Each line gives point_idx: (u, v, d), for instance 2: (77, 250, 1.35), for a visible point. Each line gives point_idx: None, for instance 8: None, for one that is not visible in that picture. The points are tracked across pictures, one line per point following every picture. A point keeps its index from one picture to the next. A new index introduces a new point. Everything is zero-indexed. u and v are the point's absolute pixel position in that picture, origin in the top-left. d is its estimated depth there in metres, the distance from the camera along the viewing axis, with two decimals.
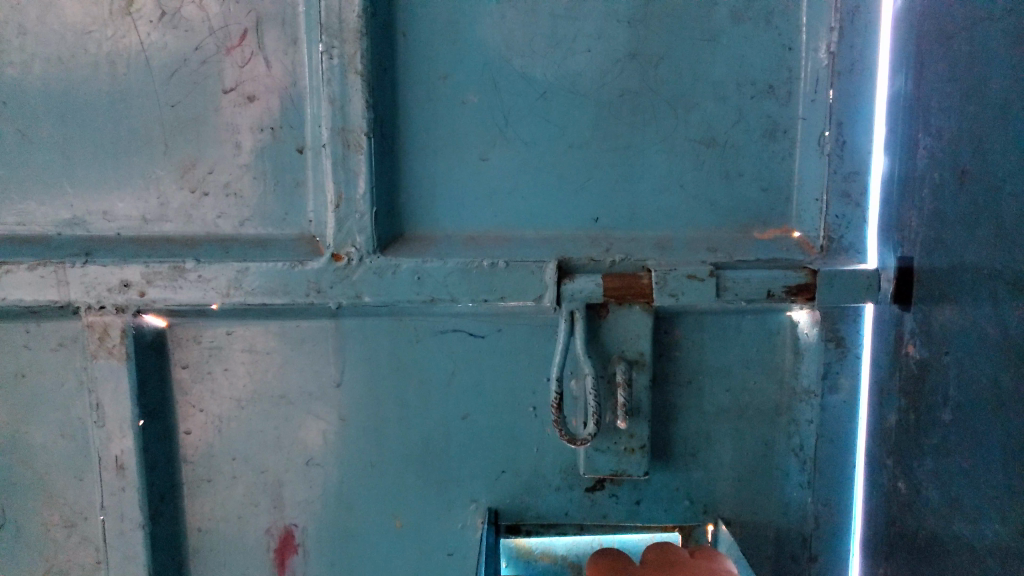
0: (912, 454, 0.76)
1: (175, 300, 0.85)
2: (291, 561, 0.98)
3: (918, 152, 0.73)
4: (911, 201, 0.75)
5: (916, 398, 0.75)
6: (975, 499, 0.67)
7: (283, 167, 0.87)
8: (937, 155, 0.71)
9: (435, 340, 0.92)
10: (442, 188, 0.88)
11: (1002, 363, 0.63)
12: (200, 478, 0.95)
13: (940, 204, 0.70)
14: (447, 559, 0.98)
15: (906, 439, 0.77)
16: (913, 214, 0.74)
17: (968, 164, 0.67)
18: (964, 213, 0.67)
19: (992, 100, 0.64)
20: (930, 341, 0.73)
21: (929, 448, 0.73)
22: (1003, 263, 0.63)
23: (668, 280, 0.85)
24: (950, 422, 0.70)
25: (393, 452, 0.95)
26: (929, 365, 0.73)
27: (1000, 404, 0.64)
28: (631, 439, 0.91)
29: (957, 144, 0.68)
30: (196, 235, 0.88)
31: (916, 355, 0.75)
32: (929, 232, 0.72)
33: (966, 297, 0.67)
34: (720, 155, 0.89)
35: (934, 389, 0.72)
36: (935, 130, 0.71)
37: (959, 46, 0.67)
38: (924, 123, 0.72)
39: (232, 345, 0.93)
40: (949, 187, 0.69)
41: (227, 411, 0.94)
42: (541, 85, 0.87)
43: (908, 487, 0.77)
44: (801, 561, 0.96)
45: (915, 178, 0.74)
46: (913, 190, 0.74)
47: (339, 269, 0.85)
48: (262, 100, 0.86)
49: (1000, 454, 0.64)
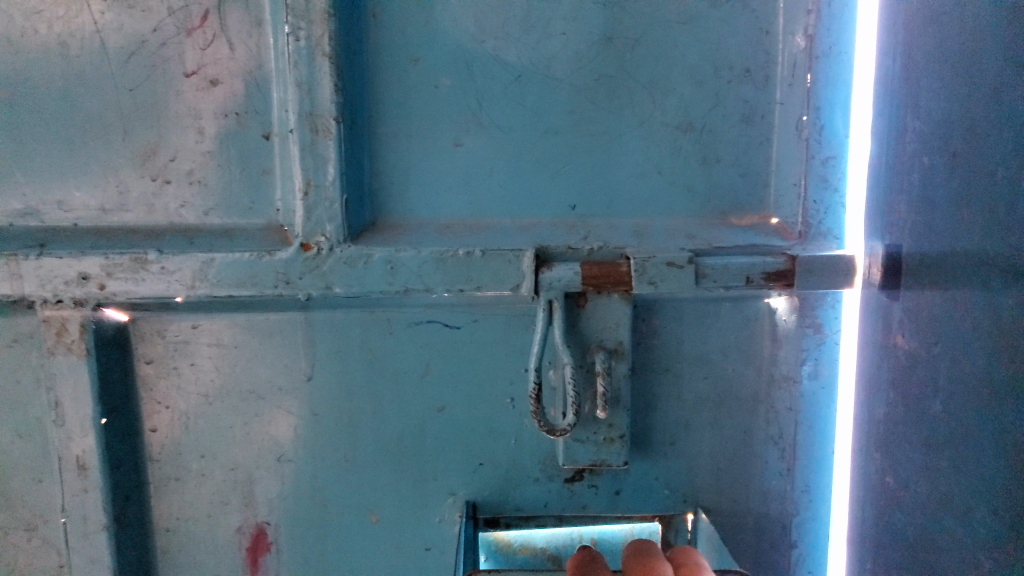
0: (898, 449, 0.72)
1: (137, 293, 0.82)
2: (263, 560, 0.95)
3: (908, 136, 0.69)
4: (902, 187, 0.71)
5: (905, 391, 0.71)
6: (957, 497, 0.62)
7: (248, 154, 0.84)
8: (926, 138, 0.66)
9: (408, 332, 0.90)
10: (415, 175, 0.86)
11: (980, 354, 0.59)
12: (167, 477, 0.92)
13: (929, 189, 0.66)
14: (425, 554, 0.96)
15: (893, 435, 0.73)
16: (903, 201, 0.71)
17: (958, 147, 0.62)
18: (954, 199, 0.62)
19: (982, 79, 0.59)
20: (920, 330, 0.68)
21: (914, 444, 0.69)
22: (986, 249, 0.58)
23: (647, 268, 0.82)
24: (938, 418, 0.65)
25: (367, 447, 0.93)
26: (917, 357, 0.68)
27: (988, 398, 0.58)
28: (611, 429, 0.89)
29: (949, 126, 0.63)
30: (157, 226, 0.85)
31: (906, 347, 0.70)
32: (919, 220, 0.68)
33: (954, 286, 0.62)
34: (698, 140, 0.87)
35: (918, 379, 0.68)
36: (925, 111, 0.66)
37: (948, 21, 0.63)
38: (914, 105, 0.69)
39: (198, 339, 0.89)
40: (941, 171, 0.64)
41: (194, 407, 0.91)
42: (514, 69, 0.84)
43: (894, 482, 0.73)
44: (780, 547, 0.96)
45: (906, 163, 0.70)
46: (904, 176, 0.70)
47: (308, 259, 0.82)
48: (225, 84, 0.82)
49: (971, 448, 0.61)
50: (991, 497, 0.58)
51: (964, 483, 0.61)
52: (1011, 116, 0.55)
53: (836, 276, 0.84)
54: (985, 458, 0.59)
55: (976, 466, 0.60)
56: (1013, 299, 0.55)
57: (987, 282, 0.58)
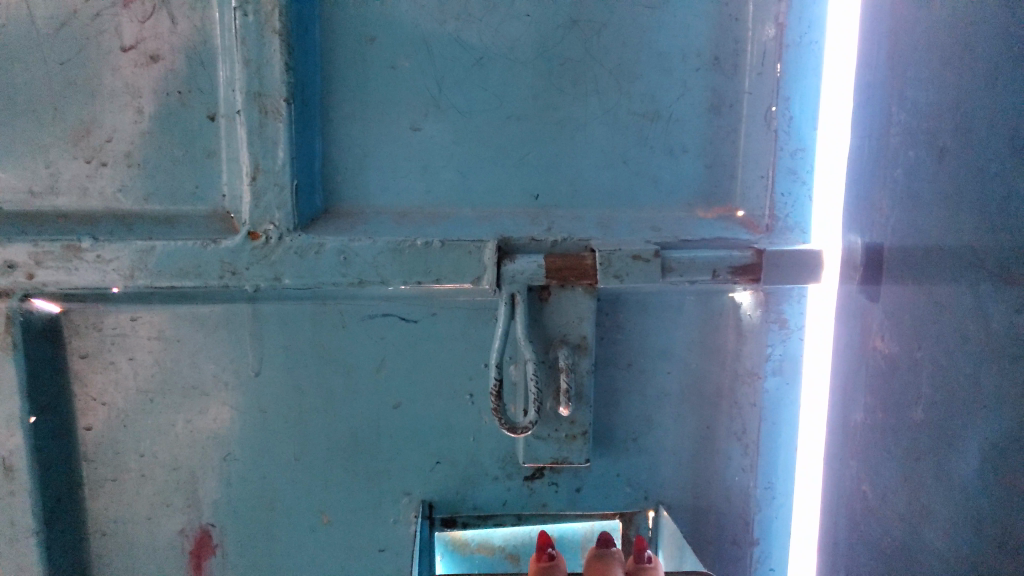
0: (876, 453, 0.70)
1: (70, 283, 0.77)
2: (208, 563, 0.91)
3: (894, 128, 0.68)
4: (885, 181, 0.69)
5: (885, 395, 0.69)
6: (939, 509, 0.61)
7: (192, 135, 0.78)
8: (912, 131, 0.65)
9: (362, 326, 0.86)
10: (372, 161, 0.82)
11: (969, 361, 0.58)
12: (103, 478, 0.87)
13: (914, 184, 0.64)
14: (378, 555, 0.92)
15: (870, 439, 0.72)
16: (886, 196, 0.69)
17: (948, 141, 0.60)
18: (942, 195, 0.61)
19: (975, 71, 0.57)
20: (901, 333, 0.66)
21: (892, 453, 0.67)
22: (978, 250, 0.56)
23: (613, 261, 0.79)
24: (919, 426, 0.64)
25: (318, 446, 0.89)
26: (898, 361, 0.67)
27: (976, 407, 0.57)
28: (573, 426, 0.86)
29: (936, 119, 0.61)
30: (93, 212, 0.79)
31: (887, 350, 0.69)
32: (903, 216, 0.66)
33: (940, 288, 0.61)
34: (665, 130, 0.84)
35: (897, 383, 0.67)
36: (911, 103, 0.65)
37: (938, 11, 0.61)
38: (899, 96, 0.67)
39: (137, 332, 0.84)
40: (928, 166, 0.62)
41: (133, 405, 0.86)
42: (477, 50, 0.80)
43: (871, 489, 0.71)
44: (743, 545, 0.94)
45: (891, 156, 0.68)
46: (887, 170, 0.68)
47: (256, 248, 0.78)
48: (166, 60, 0.77)
49: (959, 455, 0.59)
50: (981, 509, 0.56)
51: (947, 495, 0.60)
52: (1008, 108, 0.54)
53: (804, 270, 0.82)
54: (970, 467, 0.58)
55: (959, 478, 0.59)
56: (1007, 304, 0.53)
57: (978, 286, 0.56)
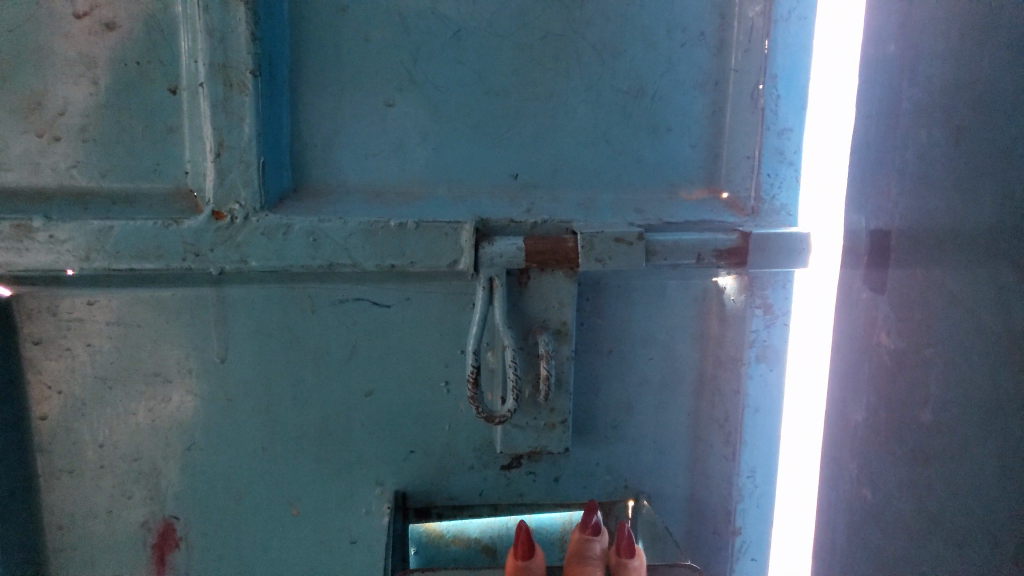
0: (879, 459, 0.69)
1: (21, 265, 0.72)
2: (171, 557, 0.87)
3: (903, 106, 0.65)
4: (891, 164, 0.66)
5: (890, 392, 0.67)
6: (953, 512, 0.59)
7: (152, 109, 0.74)
8: (924, 110, 0.62)
9: (332, 311, 0.82)
10: (342, 137, 0.78)
11: (986, 359, 0.56)
12: (59, 469, 0.83)
13: (927, 169, 0.62)
14: (350, 548, 0.89)
15: (871, 440, 0.70)
16: (893, 180, 0.66)
17: (966, 120, 0.58)
18: (957, 181, 0.58)
19: (997, 50, 0.55)
20: (909, 327, 0.64)
21: (900, 452, 0.65)
22: (999, 241, 0.54)
23: (594, 244, 0.76)
24: (929, 428, 0.62)
25: (288, 435, 0.85)
26: (906, 356, 0.65)
27: (997, 411, 0.55)
28: (552, 414, 0.83)
29: (952, 100, 0.59)
30: (45, 189, 0.74)
31: (893, 344, 0.66)
32: (912, 201, 0.63)
33: (957, 280, 0.59)
34: (649, 108, 0.82)
35: (909, 381, 0.64)
36: (924, 79, 0.62)
37: None
38: (911, 71, 0.64)
39: (95, 318, 0.79)
40: (942, 149, 0.60)
41: (91, 393, 0.81)
42: (454, 22, 0.77)
43: (875, 493, 0.69)
44: (724, 534, 0.93)
45: (899, 138, 0.65)
46: (895, 153, 0.66)
47: (220, 229, 0.74)
48: (123, 28, 0.72)
49: (974, 454, 0.57)
50: (1005, 511, 0.55)
51: (961, 499, 0.58)
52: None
53: (790, 255, 0.80)
54: (987, 472, 0.56)
55: (976, 481, 0.57)
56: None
57: (1000, 279, 0.54)
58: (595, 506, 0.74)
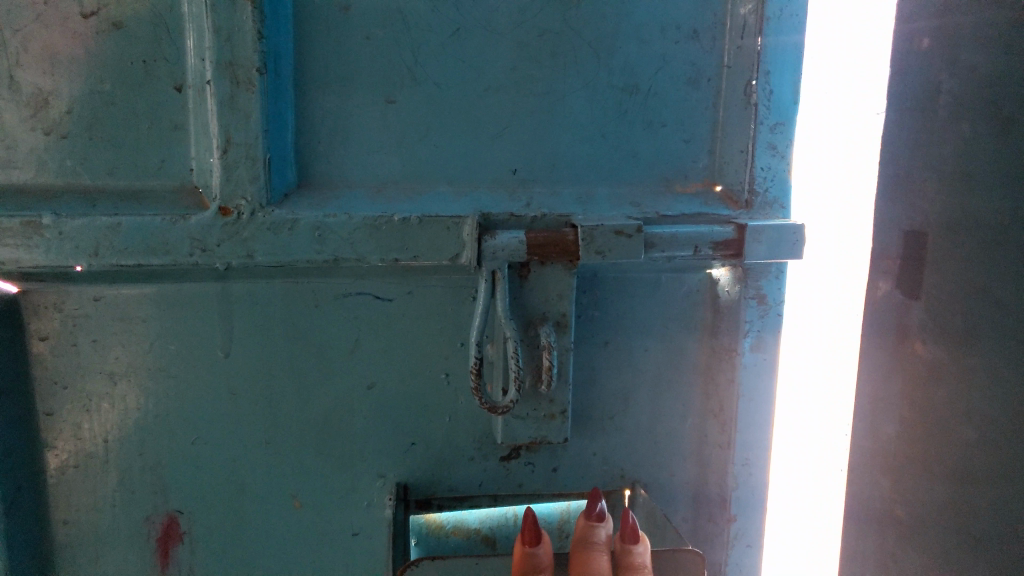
0: (938, 413, 0.83)
1: (30, 261, 0.73)
2: (174, 552, 0.88)
3: (942, 100, 0.80)
4: (931, 150, 0.82)
5: (942, 352, 0.82)
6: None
7: (157, 106, 0.75)
8: (965, 102, 0.78)
9: (336, 306, 0.84)
10: (343, 133, 0.79)
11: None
12: (66, 464, 0.83)
13: (974, 155, 0.77)
14: (351, 540, 0.91)
15: (926, 399, 0.85)
16: (932, 170, 0.82)
17: (1012, 112, 0.73)
18: (1006, 164, 0.74)
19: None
20: (948, 341, 0.81)
21: (960, 400, 0.80)
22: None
23: (595, 237, 0.78)
24: (975, 430, 0.79)
25: (290, 429, 0.86)
26: (945, 364, 0.82)
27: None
28: (552, 405, 0.85)
29: (994, 95, 0.75)
30: (52, 186, 0.75)
31: (931, 355, 0.83)
32: (956, 187, 0.79)
33: (998, 293, 0.75)
34: (642, 104, 0.84)
35: (936, 391, 0.83)
36: (965, 70, 0.77)
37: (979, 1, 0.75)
38: (950, 64, 0.79)
39: (102, 313, 0.80)
40: (987, 137, 0.76)
41: (98, 389, 0.82)
42: (454, 20, 0.79)
43: (944, 448, 0.83)
44: (719, 522, 0.95)
45: (937, 130, 0.81)
46: (936, 141, 0.81)
47: (227, 225, 0.75)
48: (129, 28, 0.73)
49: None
50: None
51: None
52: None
53: (786, 245, 0.83)
54: (974, 448, 0.79)
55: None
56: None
57: None
58: (600, 493, 0.75)
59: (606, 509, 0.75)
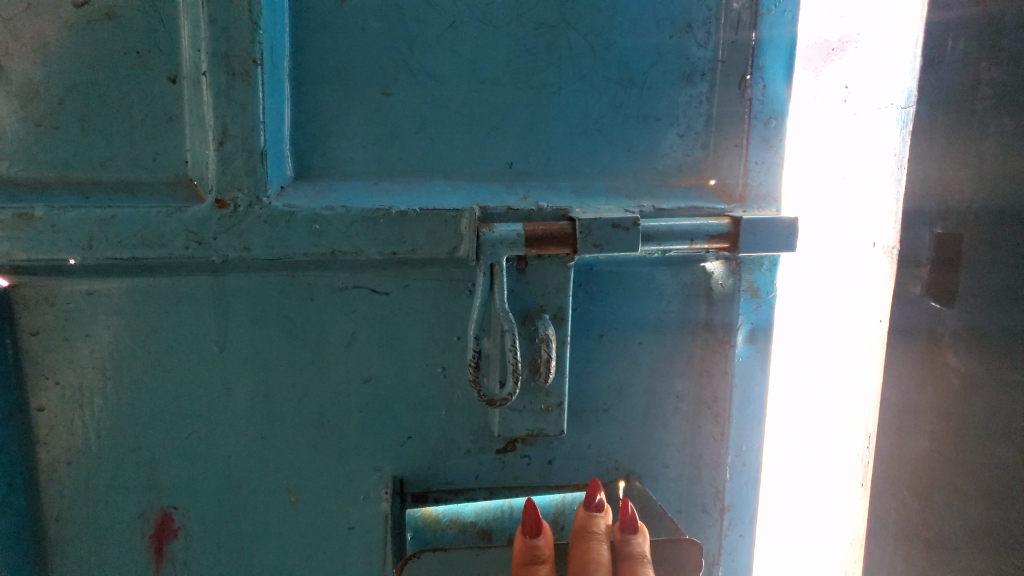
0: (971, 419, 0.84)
1: (23, 254, 0.72)
2: (169, 548, 0.87)
3: (981, 94, 0.80)
4: (970, 144, 0.82)
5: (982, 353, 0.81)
6: None
7: (150, 98, 0.75)
8: (1008, 92, 0.77)
9: (332, 299, 0.83)
10: (340, 127, 0.79)
11: None
12: (58, 460, 0.82)
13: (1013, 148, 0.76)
14: (348, 534, 0.90)
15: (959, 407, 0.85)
16: (969, 166, 0.82)
17: None
18: None
19: None
20: (984, 354, 0.81)
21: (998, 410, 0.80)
22: None
23: (592, 230, 0.77)
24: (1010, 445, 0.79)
25: (286, 424, 0.86)
26: (979, 376, 0.82)
27: None
28: (549, 397, 0.85)
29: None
30: (43, 179, 0.74)
31: (963, 367, 0.84)
32: (997, 184, 0.78)
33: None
34: (639, 97, 0.84)
35: (968, 404, 0.84)
36: (1006, 63, 0.77)
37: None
38: (992, 55, 0.78)
39: (94, 308, 0.79)
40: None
41: (92, 385, 0.81)
42: (450, 13, 0.78)
43: (987, 457, 0.81)
44: (713, 512, 0.96)
45: (977, 123, 0.81)
46: (972, 136, 0.81)
47: (223, 217, 0.75)
48: (122, 17, 0.73)
49: None
50: None
51: None
52: None
53: (781, 238, 0.83)
54: (1011, 456, 0.78)
55: None
56: None
57: None
58: (600, 483, 0.76)
59: (605, 500, 0.75)
